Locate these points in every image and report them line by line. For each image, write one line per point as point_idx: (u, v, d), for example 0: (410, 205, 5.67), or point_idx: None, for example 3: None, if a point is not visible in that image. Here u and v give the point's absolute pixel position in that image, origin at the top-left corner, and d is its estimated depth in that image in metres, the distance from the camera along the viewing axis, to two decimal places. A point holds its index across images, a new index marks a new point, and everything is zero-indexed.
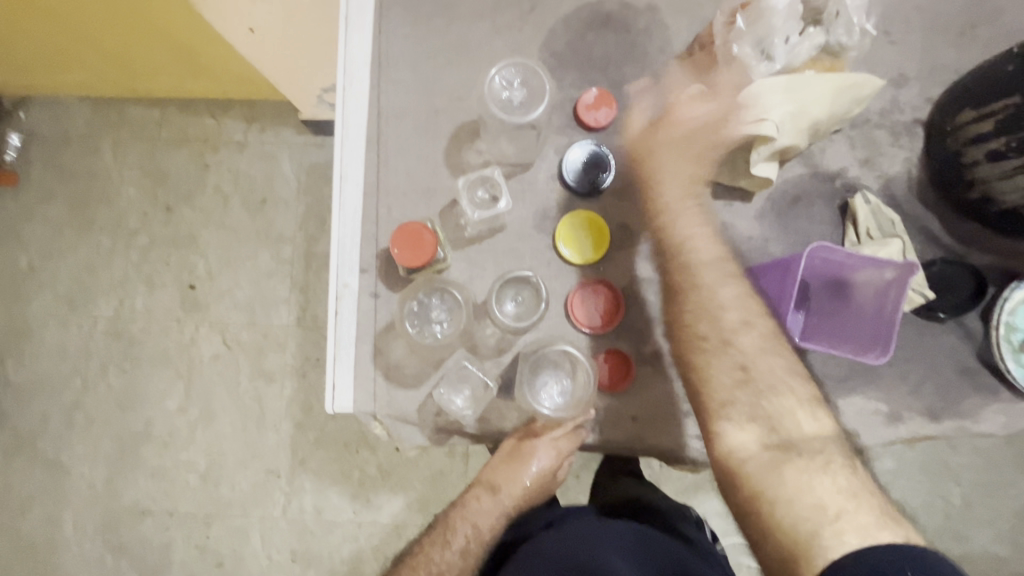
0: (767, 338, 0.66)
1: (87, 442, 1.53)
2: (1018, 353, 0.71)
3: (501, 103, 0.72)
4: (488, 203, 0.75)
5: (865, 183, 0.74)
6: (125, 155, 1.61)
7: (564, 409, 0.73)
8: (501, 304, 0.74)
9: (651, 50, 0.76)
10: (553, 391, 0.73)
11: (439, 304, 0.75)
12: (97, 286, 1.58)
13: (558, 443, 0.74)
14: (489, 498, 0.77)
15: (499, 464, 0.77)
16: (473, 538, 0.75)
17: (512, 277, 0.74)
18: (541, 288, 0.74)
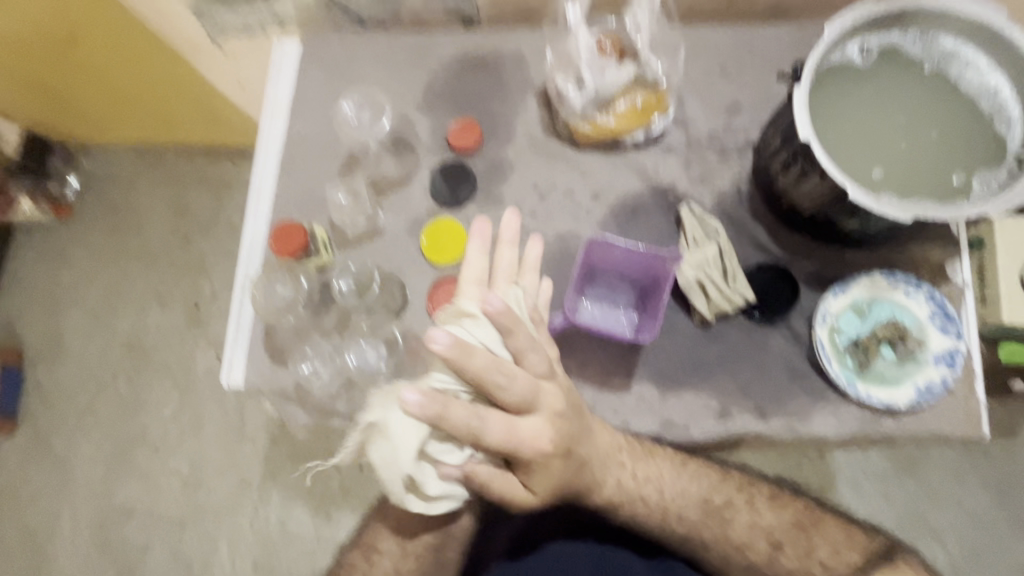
0: (711, 506, 0.80)
1: (92, 442, 1.74)
2: (845, 356, 0.74)
3: (353, 127, 0.90)
4: (350, 204, 0.88)
5: (698, 197, 0.82)
6: (157, 191, 1.88)
7: (369, 371, 0.84)
8: (339, 285, 0.85)
9: (515, 88, 0.89)
10: (368, 353, 0.84)
11: (286, 286, 0.86)
12: (120, 303, 1.82)
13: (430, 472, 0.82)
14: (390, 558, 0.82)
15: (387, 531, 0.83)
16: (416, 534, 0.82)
17: (353, 267, 0.86)
18: (374, 273, 0.85)
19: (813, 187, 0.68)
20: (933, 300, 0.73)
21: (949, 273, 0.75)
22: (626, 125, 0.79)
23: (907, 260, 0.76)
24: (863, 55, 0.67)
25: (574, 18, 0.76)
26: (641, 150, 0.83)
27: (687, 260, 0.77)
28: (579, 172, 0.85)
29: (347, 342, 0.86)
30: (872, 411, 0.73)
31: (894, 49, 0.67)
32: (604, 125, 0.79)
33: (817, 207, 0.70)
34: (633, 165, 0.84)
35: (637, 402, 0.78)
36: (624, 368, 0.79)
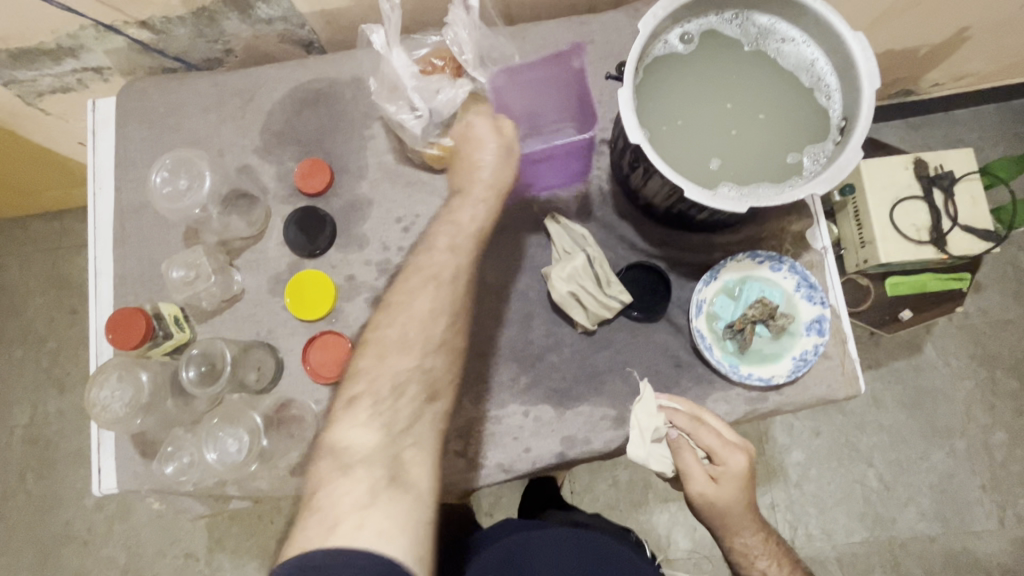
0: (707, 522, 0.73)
1: (9, 551, 1.58)
2: (724, 341, 0.75)
3: (165, 198, 0.79)
4: (186, 280, 0.78)
5: (562, 204, 0.79)
6: (29, 268, 1.69)
7: (228, 466, 0.74)
8: (186, 375, 0.75)
9: (359, 116, 0.83)
10: (229, 444, 0.74)
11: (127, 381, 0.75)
12: (9, 396, 1.64)
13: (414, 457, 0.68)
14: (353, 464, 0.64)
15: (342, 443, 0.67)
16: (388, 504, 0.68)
17: (197, 354, 0.75)
18: (225, 355, 0.76)
19: (658, 187, 0.67)
20: (796, 271, 0.75)
21: (809, 240, 0.77)
22: None
23: (769, 235, 0.77)
24: (684, 43, 0.65)
25: (379, 44, 0.69)
26: None
27: (557, 275, 0.74)
28: (440, 197, 0.81)
29: (202, 437, 0.75)
30: (757, 389, 0.74)
31: (712, 32, 0.66)
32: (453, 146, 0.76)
33: (669, 202, 0.69)
34: None
35: (535, 424, 0.76)
36: (515, 393, 0.77)
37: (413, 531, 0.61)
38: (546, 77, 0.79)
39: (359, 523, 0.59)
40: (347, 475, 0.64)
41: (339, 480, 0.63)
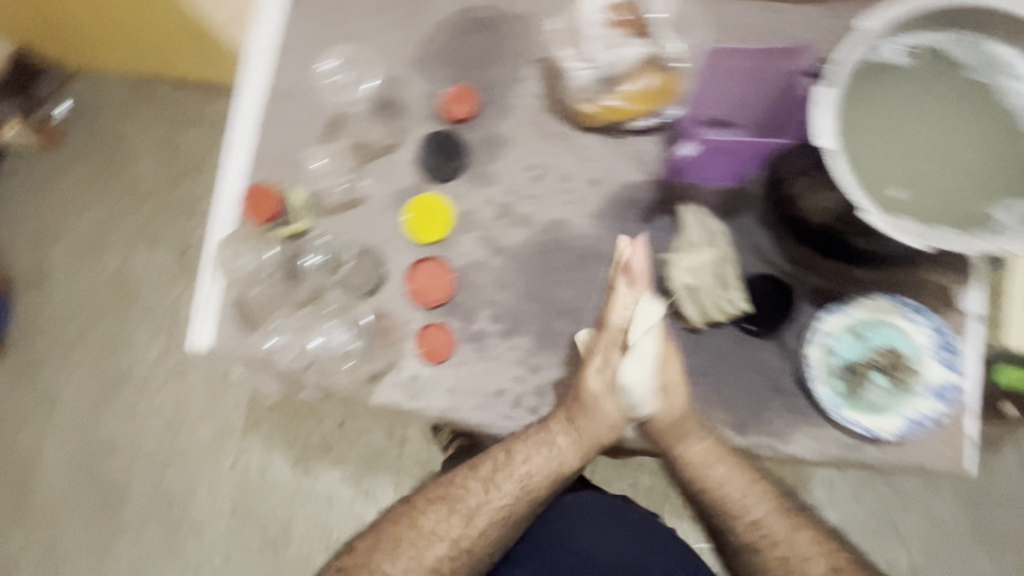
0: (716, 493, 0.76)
1: (78, 376, 1.73)
2: (834, 379, 0.70)
3: (329, 86, 0.83)
4: (326, 169, 0.82)
5: (702, 195, 0.76)
6: (148, 128, 1.79)
7: (338, 354, 0.81)
8: (308, 260, 0.82)
9: (518, 54, 0.81)
10: (338, 334, 0.82)
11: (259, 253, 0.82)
12: (108, 240, 1.78)
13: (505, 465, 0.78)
14: (432, 546, 0.78)
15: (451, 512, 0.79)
16: (468, 492, 0.79)
17: (321, 245, 0.81)
18: (349, 250, 0.81)
19: None
20: (937, 329, 0.69)
21: (958, 302, 0.71)
22: (636, 108, 0.73)
23: (916, 284, 0.71)
24: (904, 56, 0.60)
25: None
26: (650, 136, 0.76)
27: (679, 265, 0.72)
28: (578, 155, 0.79)
29: (315, 321, 0.83)
30: (853, 437, 0.70)
31: (938, 51, 0.60)
32: (613, 106, 0.73)
33: (829, 221, 0.65)
34: (637, 152, 0.77)
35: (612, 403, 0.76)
36: None
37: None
38: (762, 65, 0.69)
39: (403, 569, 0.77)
40: (430, 517, 0.79)
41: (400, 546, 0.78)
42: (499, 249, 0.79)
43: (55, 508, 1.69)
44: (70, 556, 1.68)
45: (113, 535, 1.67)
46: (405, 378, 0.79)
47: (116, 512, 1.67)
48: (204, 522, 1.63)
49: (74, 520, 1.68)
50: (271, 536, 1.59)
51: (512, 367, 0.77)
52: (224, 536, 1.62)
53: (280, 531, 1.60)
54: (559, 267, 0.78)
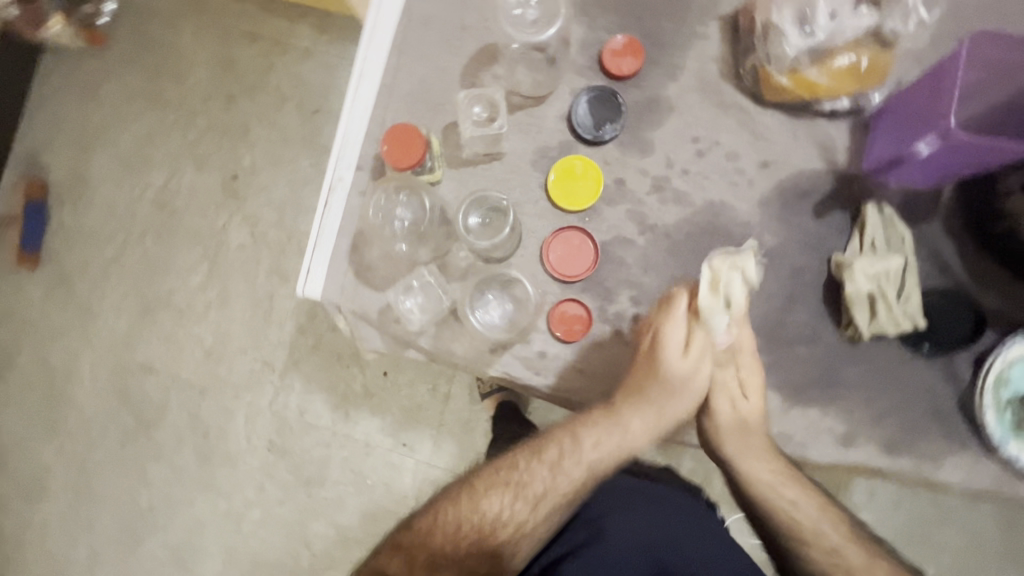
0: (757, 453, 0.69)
1: (117, 295, 1.67)
2: (1004, 410, 0.66)
3: (512, 19, 0.73)
4: (484, 121, 0.73)
5: (887, 193, 0.68)
6: (202, 38, 1.66)
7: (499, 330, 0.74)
8: (466, 221, 0.73)
9: (695, 9, 0.72)
10: (494, 310, 0.74)
11: (404, 204, 0.74)
12: (154, 155, 1.67)
13: (598, 453, 0.69)
14: (517, 507, 0.67)
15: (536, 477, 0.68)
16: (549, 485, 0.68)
17: (490, 201, 0.74)
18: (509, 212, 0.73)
19: None
20: None
21: None
22: (834, 87, 0.64)
23: None
24: None
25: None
26: (835, 121, 0.69)
27: (862, 269, 0.65)
28: (752, 133, 0.71)
29: (468, 293, 0.74)
30: (1012, 471, 0.67)
31: None
32: (809, 81, 0.64)
33: None
34: (819, 137, 0.70)
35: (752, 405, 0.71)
36: None
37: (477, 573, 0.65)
38: None
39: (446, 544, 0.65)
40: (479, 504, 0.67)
41: (473, 519, 0.66)
42: (649, 226, 0.73)
43: (85, 425, 1.65)
44: (97, 477, 1.64)
45: (141, 461, 1.63)
46: (533, 353, 0.73)
47: (146, 439, 1.63)
48: (237, 458, 1.59)
49: (104, 441, 1.64)
50: (305, 479, 1.56)
51: None
52: (256, 474, 1.58)
53: (315, 475, 1.56)
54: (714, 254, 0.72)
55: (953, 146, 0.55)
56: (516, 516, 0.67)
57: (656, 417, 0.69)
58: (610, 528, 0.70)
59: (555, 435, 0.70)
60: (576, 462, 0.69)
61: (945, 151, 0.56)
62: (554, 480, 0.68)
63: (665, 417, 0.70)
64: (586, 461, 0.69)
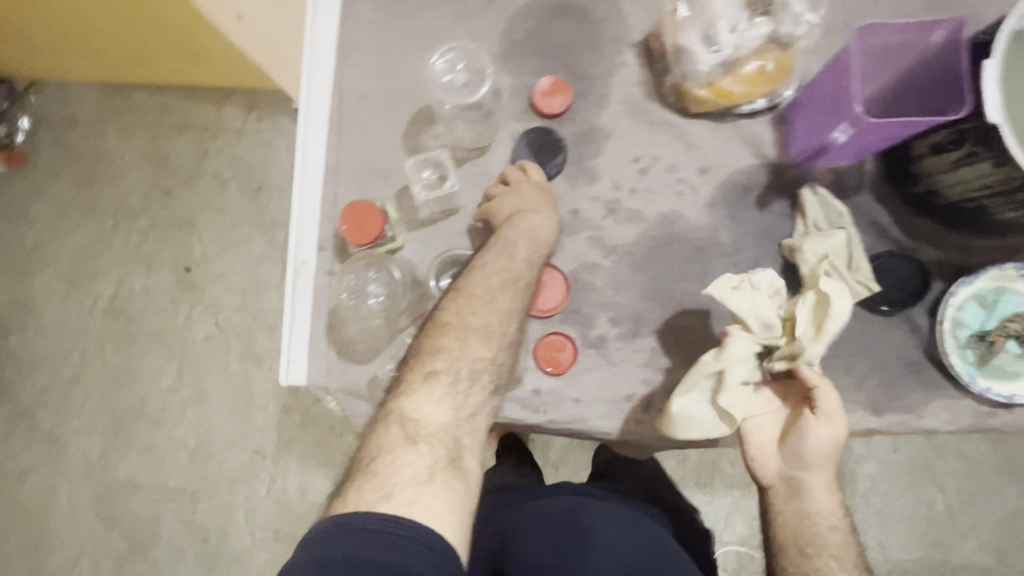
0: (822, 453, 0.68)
1: (85, 415, 1.59)
2: (965, 349, 0.71)
3: (443, 86, 0.76)
4: (435, 182, 0.76)
5: (817, 175, 0.74)
6: (129, 139, 1.63)
7: None
8: (437, 284, 0.75)
9: (609, 40, 0.77)
10: None
11: (375, 280, 0.75)
12: (99, 265, 1.61)
13: (487, 313, 0.66)
14: (450, 397, 0.62)
15: (452, 357, 0.64)
16: (460, 363, 0.63)
17: (453, 262, 0.75)
18: None
19: (971, 177, 0.61)
20: None
21: None
22: (748, 91, 0.69)
23: None
24: None
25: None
26: (756, 119, 0.74)
27: (812, 249, 0.70)
28: (686, 143, 0.75)
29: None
30: (988, 404, 0.71)
31: None
32: (726, 90, 0.69)
33: (969, 194, 0.64)
34: (746, 136, 0.75)
35: None
36: None
37: (456, 530, 0.56)
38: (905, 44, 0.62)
39: (413, 496, 0.55)
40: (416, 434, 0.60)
41: (412, 429, 0.60)
42: (611, 248, 0.76)
43: (76, 559, 1.56)
44: None
45: None
46: (527, 392, 0.75)
47: (144, 558, 1.54)
48: (245, 556, 1.52)
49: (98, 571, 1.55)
50: None
51: (638, 370, 0.74)
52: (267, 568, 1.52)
53: None
54: (677, 261, 0.75)
55: (863, 129, 0.62)
56: (455, 411, 0.62)
57: (523, 271, 0.68)
58: (600, 539, 0.69)
59: (434, 317, 0.67)
60: (480, 333, 0.65)
61: (860, 137, 0.63)
62: (469, 361, 0.64)
63: (527, 268, 0.68)
64: (481, 324, 0.65)
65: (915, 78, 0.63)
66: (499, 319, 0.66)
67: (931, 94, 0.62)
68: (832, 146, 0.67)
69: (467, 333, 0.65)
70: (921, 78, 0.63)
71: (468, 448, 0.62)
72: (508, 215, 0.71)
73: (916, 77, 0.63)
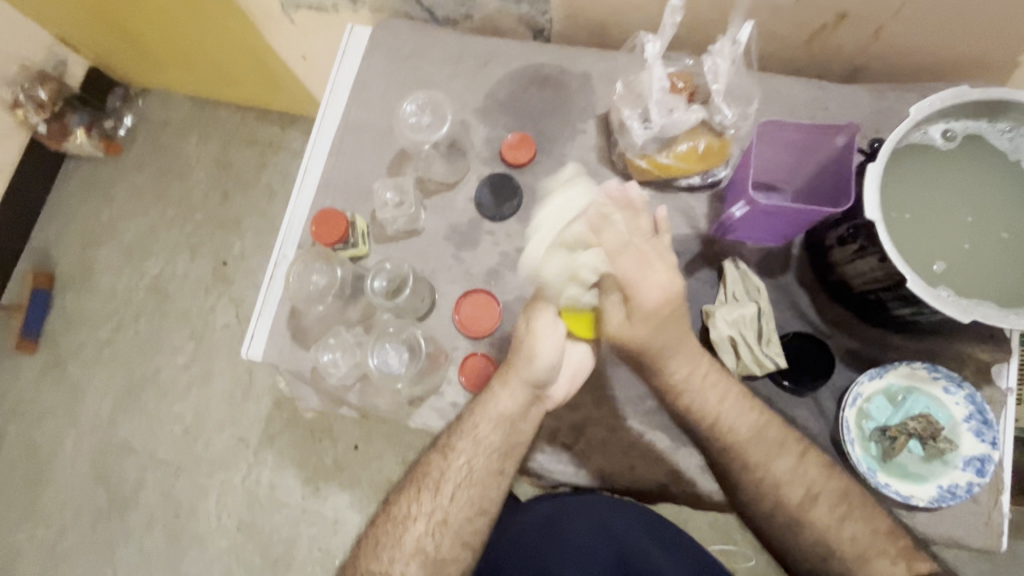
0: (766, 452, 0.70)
1: (106, 375, 1.75)
2: (868, 442, 0.71)
3: (409, 126, 0.87)
4: (396, 205, 0.86)
5: (744, 252, 0.79)
6: (205, 143, 1.87)
7: (388, 377, 0.81)
8: (372, 285, 0.82)
9: (577, 109, 0.88)
10: (390, 357, 0.82)
11: (319, 271, 0.84)
12: (153, 245, 1.82)
13: (476, 439, 0.76)
14: (415, 545, 0.75)
15: (426, 510, 0.76)
16: (448, 482, 0.76)
17: (389, 268, 0.83)
18: (409, 277, 0.83)
19: (866, 270, 0.66)
20: (973, 400, 0.70)
21: (993, 375, 0.72)
22: (683, 167, 0.77)
23: (950, 354, 0.73)
24: (945, 139, 0.64)
25: (650, 54, 0.73)
26: (694, 193, 0.82)
27: (722, 316, 0.74)
28: None
29: (370, 344, 0.82)
30: (888, 502, 0.71)
31: (977, 136, 0.64)
32: (662, 163, 0.77)
33: (869, 286, 0.68)
34: (683, 207, 0.82)
35: (646, 447, 0.77)
36: (636, 410, 0.78)
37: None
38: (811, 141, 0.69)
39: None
40: (406, 528, 0.76)
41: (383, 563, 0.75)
42: None
43: (62, 506, 1.67)
44: (67, 561, 1.64)
45: (113, 543, 1.63)
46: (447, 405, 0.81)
47: (119, 519, 1.64)
48: (207, 538, 1.59)
49: (78, 523, 1.66)
50: (272, 559, 1.55)
51: (548, 403, 0.79)
52: (224, 554, 1.58)
53: (282, 555, 1.55)
54: None
55: (755, 210, 0.69)
56: (419, 562, 0.74)
57: (506, 432, 0.76)
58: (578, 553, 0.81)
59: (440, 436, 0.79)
60: (467, 454, 0.76)
61: (752, 216, 0.71)
62: (439, 516, 0.75)
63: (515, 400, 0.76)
64: (467, 448, 0.76)
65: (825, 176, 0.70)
66: (483, 451, 0.76)
67: (835, 192, 0.69)
68: (734, 223, 0.74)
69: (458, 456, 0.76)
70: (829, 174, 0.70)
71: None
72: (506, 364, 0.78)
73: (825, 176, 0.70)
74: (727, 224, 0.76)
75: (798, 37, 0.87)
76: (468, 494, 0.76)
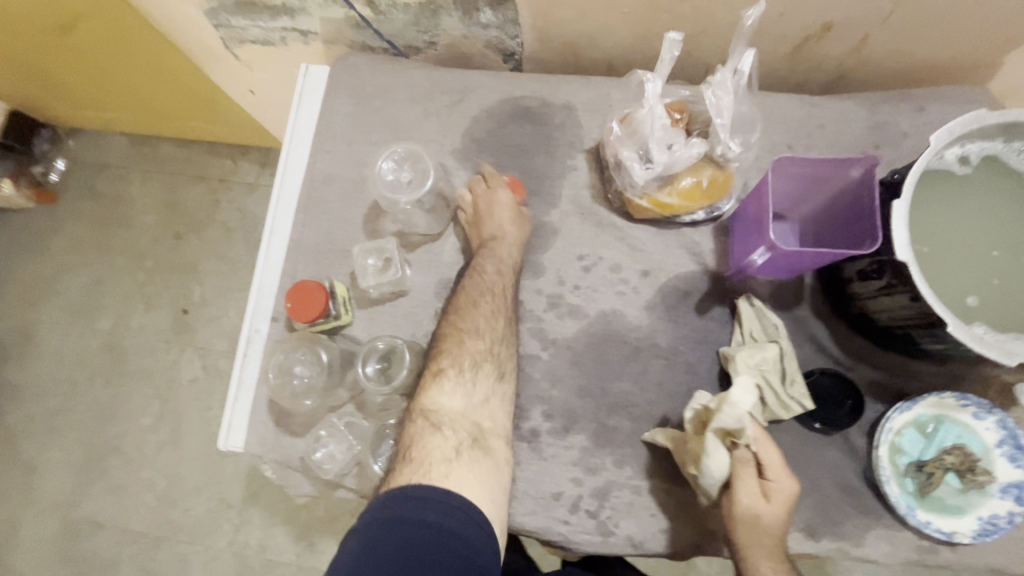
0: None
1: (63, 449, 1.59)
2: (903, 478, 0.68)
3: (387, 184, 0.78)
4: (381, 268, 0.78)
5: (756, 287, 0.75)
6: (150, 185, 1.72)
7: None
8: (364, 370, 0.74)
9: (563, 144, 0.82)
10: None
11: (301, 361, 0.75)
12: (102, 300, 1.67)
13: (487, 262, 0.76)
14: (463, 387, 0.69)
15: (457, 357, 0.70)
16: (484, 311, 0.73)
17: (381, 347, 0.75)
18: (404, 354, 0.75)
19: (892, 305, 0.63)
20: (1004, 426, 0.67)
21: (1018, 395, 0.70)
22: (687, 205, 0.73)
23: (974, 377, 0.72)
24: (961, 163, 0.62)
25: (650, 91, 0.68)
26: (698, 228, 0.77)
27: (743, 361, 0.69)
28: (629, 247, 0.78)
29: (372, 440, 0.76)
30: (929, 539, 0.68)
31: (993, 158, 0.62)
32: (664, 203, 0.73)
33: (896, 322, 0.65)
34: (687, 243, 0.77)
35: (676, 506, 0.72)
36: (660, 468, 0.73)
37: (492, 497, 0.63)
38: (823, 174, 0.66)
39: (446, 471, 0.61)
40: (445, 377, 0.69)
41: (436, 418, 0.67)
42: (551, 340, 0.77)
43: None
44: None
45: None
46: None
47: None
48: None
49: None
50: None
51: (568, 467, 0.73)
52: None
53: None
54: (614, 361, 0.76)
55: (777, 254, 0.65)
56: (469, 397, 0.68)
57: (507, 263, 0.76)
58: None
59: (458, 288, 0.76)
60: (486, 293, 0.74)
61: (775, 260, 0.66)
62: (470, 358, 0.70)
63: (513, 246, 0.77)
64: (484, 282, 0.75)
65: (838, 211, 0.67)
66: (501, 265, 0.76)
67: (851, 224, 0.66)
68: (751, 267, 0.70)
69: (469, 276, 0.76)
70: (842, 207, 0.67)
71: (491, 432, 0.68)
72: (481, 241, 0.78)
73: (839, 211, 0.67)
74: (742, 267, 0.71)
75: (785, 50, 0.83)
76: (498, 324, 0.73)
